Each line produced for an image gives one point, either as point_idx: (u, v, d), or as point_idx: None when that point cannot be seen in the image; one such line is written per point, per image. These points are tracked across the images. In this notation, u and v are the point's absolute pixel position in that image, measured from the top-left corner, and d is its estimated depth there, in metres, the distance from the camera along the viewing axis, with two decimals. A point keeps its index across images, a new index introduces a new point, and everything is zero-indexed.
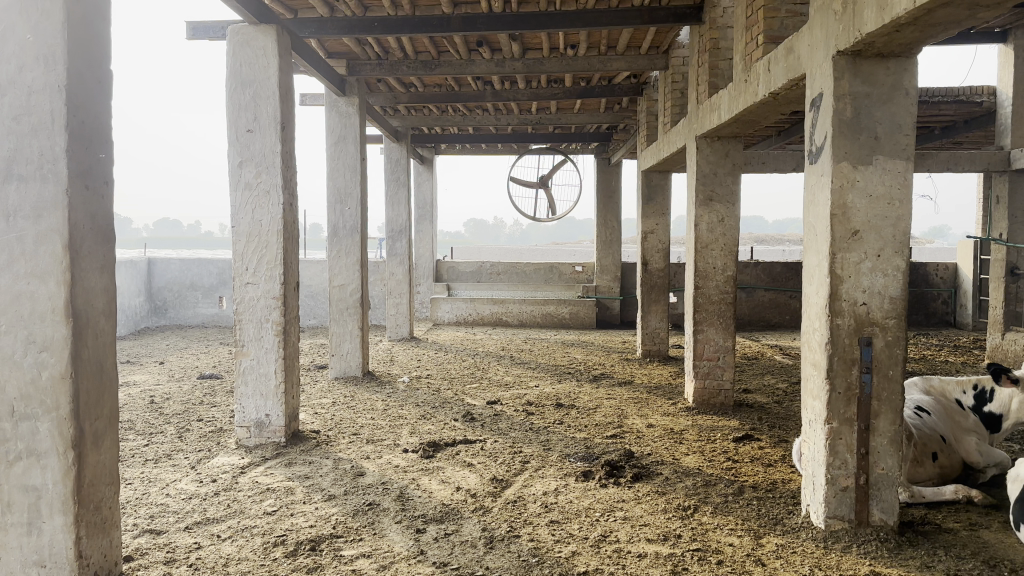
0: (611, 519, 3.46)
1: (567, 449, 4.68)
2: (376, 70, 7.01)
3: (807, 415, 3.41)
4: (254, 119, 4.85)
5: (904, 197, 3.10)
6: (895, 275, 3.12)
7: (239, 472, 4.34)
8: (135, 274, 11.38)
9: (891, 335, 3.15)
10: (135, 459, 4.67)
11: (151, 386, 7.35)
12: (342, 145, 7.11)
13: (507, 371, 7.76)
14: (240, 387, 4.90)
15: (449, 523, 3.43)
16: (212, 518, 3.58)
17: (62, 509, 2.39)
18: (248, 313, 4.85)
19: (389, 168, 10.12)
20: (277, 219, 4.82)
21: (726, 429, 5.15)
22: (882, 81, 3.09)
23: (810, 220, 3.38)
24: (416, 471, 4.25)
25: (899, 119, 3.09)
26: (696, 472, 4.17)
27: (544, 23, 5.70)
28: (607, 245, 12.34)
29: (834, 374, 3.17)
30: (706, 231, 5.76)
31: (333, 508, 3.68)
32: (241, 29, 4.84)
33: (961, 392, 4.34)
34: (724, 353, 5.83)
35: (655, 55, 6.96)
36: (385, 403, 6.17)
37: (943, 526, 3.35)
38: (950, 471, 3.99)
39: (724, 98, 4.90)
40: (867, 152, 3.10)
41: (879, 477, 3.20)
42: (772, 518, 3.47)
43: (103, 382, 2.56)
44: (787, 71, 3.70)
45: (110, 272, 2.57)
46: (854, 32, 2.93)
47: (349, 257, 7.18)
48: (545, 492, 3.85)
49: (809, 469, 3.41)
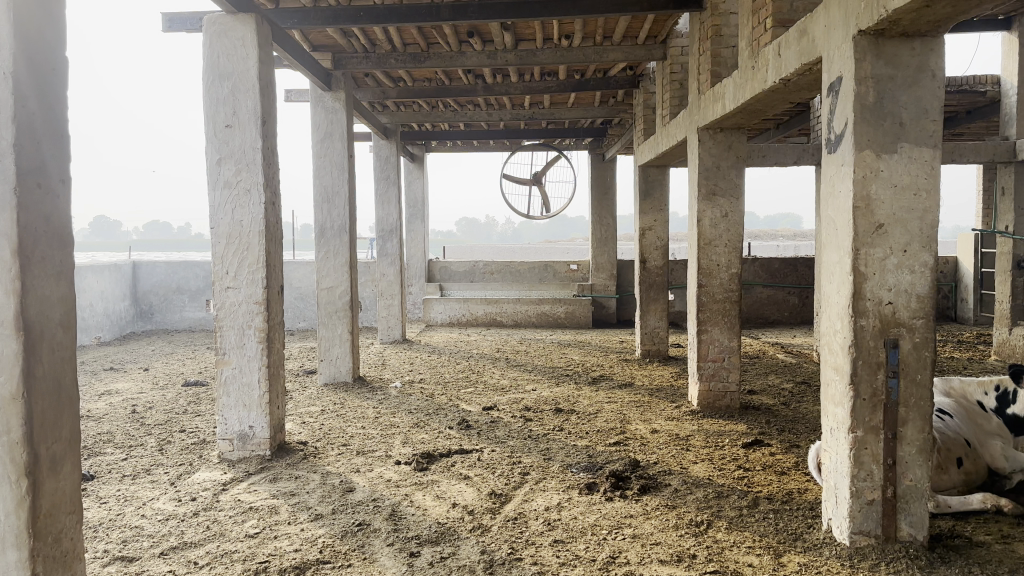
0: (620, 538, 3.22)
1: (569, 458, 4.45)
2: (363, 63, 6.73)
3: (827, 423, 3.19)
4: (233, 114, 4.58)
5: (931, 188, 2.87)
6: (922, 271, 2.90)
7: (220, 490, 4.09)
8: (119, 278, 11.07)
9: (919, 336, 2.92)
10: (112, 476, 4.41)
11: (134, 394, 7.07)
12: (328, 142, 6.84)
13: (503, 374, 7.51)
14: (222, 398, 4.64)
15: (445, 545, 3.19)
16: (190, 542, 3.33)
17: (16, 544, 2.13)
18: (229, 319, 4.59)
19: (378, 166, 9.81)
20: (259, 219, 4.56)
21: (734, 434, 4.92)
22: (907, 63, 2.85)
23: (828, 212, 3.14)
24: (410, 486, 4.01)
25: (926, 103, 2.86)
26: (707, 482, 3.93)
27: (537, 11, 5.44)
28: (603, 242, 12.13)
29: (859, 379, 2.94)
30: (709, 227, 5.52)
31: (320, 529, 3.43)
32: (217, 19, 4.56)
33: (983, 393, 4.14)
34: (729, 353, 5.60)
35: (653, 45, 6.71)
36: (376, 410, 5.93)
37: (974, 539, 3.13)
38: (975, 478, 3.76)
39: (728, 85, 4.65)
40: (891, 139, 2.87)
41: (908, 489, 2.98)
42: (790, 533, 3.25)
43: (61, 401, 2.29)
44: (800, 55, 3.46)
45: (68, 279, 2.30)
46: (879, 9, 2.69)
47: (337, 259, 6.90)
48: (548, 507, 3.62)
49: (830, 481, 3.18)
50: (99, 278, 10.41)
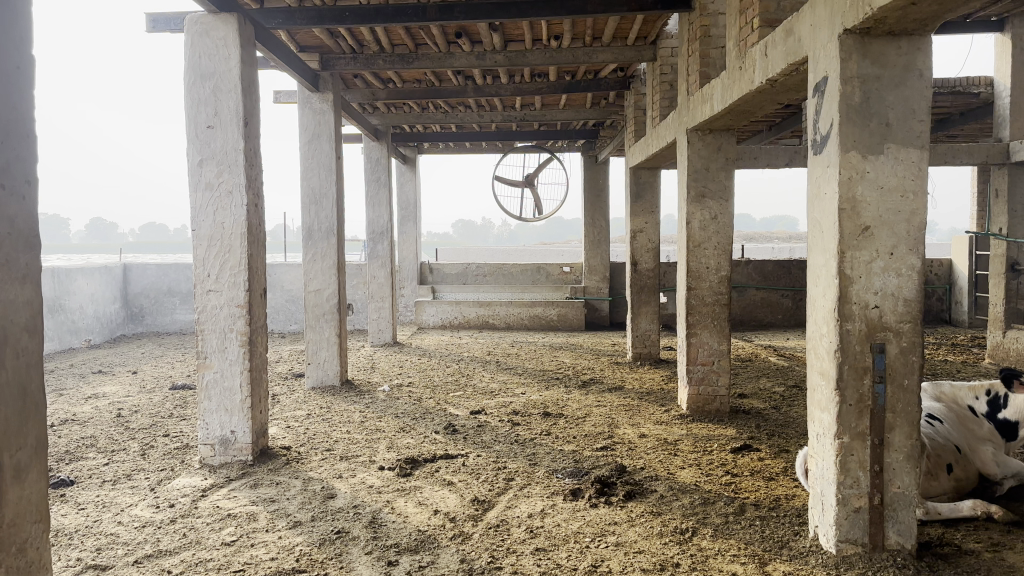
0: (603, 546, 3.16)
1: (555, 463, 4.38)
2: (351, 64, 6.65)
3: (814, 428, 3.13)
4: (214, 115, 4.51)
5: (918, 189, 2.82)
6: (909, 275, 2.85)
7: (199, 496, 4.01)
8: (110, 280, 10.98)
9: (906, 340, 2.87)
10: (91, 481, 4.33)
11: (121, 398, 6.98)
12: (316, 143, 6.78)
13: (493, 377, 7.44)
14: (203, 402, 4.56)
15: (424, 554, 3.12)
16: (165, 551, 3.26)
17: None
18: (210, 323, 4.52)
19: (369, 168, 9.73)
20: (240, 221, 4.50)
21: (723, 439, 4.87)
22: (893, 62, 2.80)
23: (815, 215, 3.09)
24: (392, 492, 3.94)
25: (912, 104, 2.81)
26: (693, 489, 3.87)
27: (524, 12, 5.38)
28: (595, 245, 12.08)
29: (845, 384, 2.88)
30: (699, 229, 5.47)
31: (298, 537, 3.36)
32: (198, 19, 4.50)
33: (974, 398, 4.08)
34: (719, 356, 5.55)
35: (643, 46, 6.66)
36: (363, 414, 5.85)
37: (963, 547, 3.08)
38: (966, 484, 3.71)
39: (716, 86, 4.60)
40: (877, 140, 2.81)
41: (895, 496, 2.93)
42: (776, 541, 3.20)
43: (26, 408, 2.21)
44: (786, 55, 3.41)
45: (33, 282, 2.23)
46: (864, 7, 2.63)
47: (325, 261, 6.83)
48: (531, 514, 3.55)
49: (816, 488, 3.12)
50: (89, 280, 10.31)
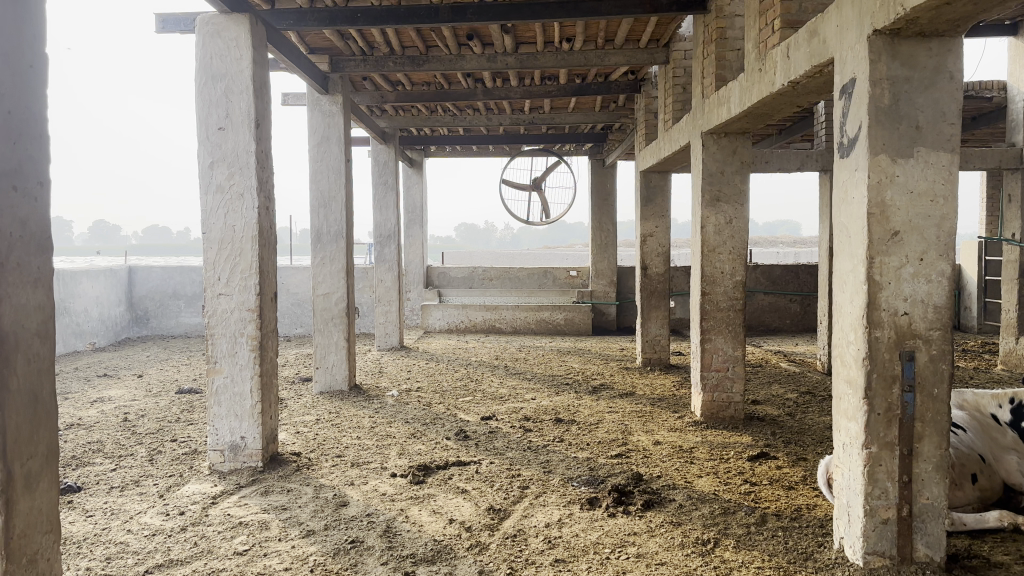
0: (623, 557, 3.10)
1: (569, 471, 4.32)
2: (361, 66, 6.62)
3: (839, 438, 3.07)
4: (225, 116, 4.46)
5: (949, 194, 2.76)
6: (939, 281, 2.78)
7: (209, 503, 3.95)
8: (115, 282, 10.94)
9: (936, 348, 2.80)
10: (100, 487, 4.28)
11: (126, 401, 6.93)
12: (325, 146, 6.73)
13: (502, 382, 7.37)
14: (213, 407, 4.50)
15: (441, 564, 3.06)
16: (176, 560, 3.20)
17: None
18: (221, 326, 4.46)
19: (376, 171, 9.70)
20: (251, 224, 4.45)
21: (739, 446, 4.80)
22: (923, 64, 2.74)
23: (841, 219, 3.03)
24: (405, 500, 3.87)
25: (942, 106, 2.75)
26: (713, 498, 3.80)
27: (537, 13, 5.33)
28: (602, 249, 12.03)
29: (874, 393, 2.82)
30: (713, 234, 5.41)
31: (311, 546, 3.30)
32: (210, 19, 4.45)
33: (997, 406, 4.03)
34: (733, 362, 5.48)
35: (655, 49, 6.65)
36: (372, 419, 5.79)
37: (991, 559, 3.01)
38: (991, 495, 3.63)
39: (734, 89, 4.54)
40: (907, 144, 2.76)
41: (924, 507, 2.86)
42: (801, 552, 3.13)
43: (38, 415, 2.16)
44: (810, 56, 3.35)
45: (45, 286, 2.18)
46: (895, 7, 2.57)
47: (333, 265, 6.78)
48: (548, 524, 3.49)
49: (842, 498, 3.06)
50: (94, 282, 10.26)
